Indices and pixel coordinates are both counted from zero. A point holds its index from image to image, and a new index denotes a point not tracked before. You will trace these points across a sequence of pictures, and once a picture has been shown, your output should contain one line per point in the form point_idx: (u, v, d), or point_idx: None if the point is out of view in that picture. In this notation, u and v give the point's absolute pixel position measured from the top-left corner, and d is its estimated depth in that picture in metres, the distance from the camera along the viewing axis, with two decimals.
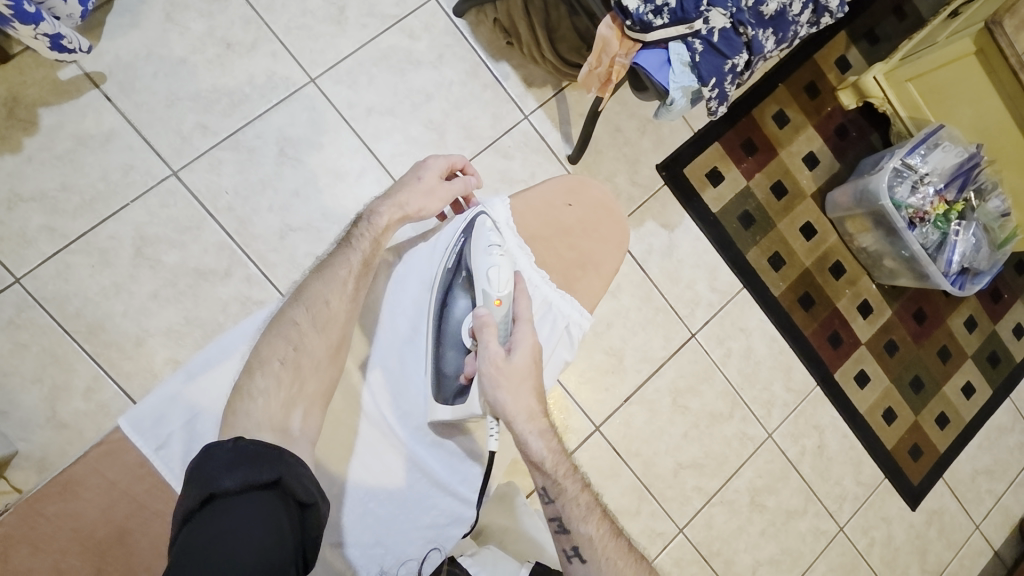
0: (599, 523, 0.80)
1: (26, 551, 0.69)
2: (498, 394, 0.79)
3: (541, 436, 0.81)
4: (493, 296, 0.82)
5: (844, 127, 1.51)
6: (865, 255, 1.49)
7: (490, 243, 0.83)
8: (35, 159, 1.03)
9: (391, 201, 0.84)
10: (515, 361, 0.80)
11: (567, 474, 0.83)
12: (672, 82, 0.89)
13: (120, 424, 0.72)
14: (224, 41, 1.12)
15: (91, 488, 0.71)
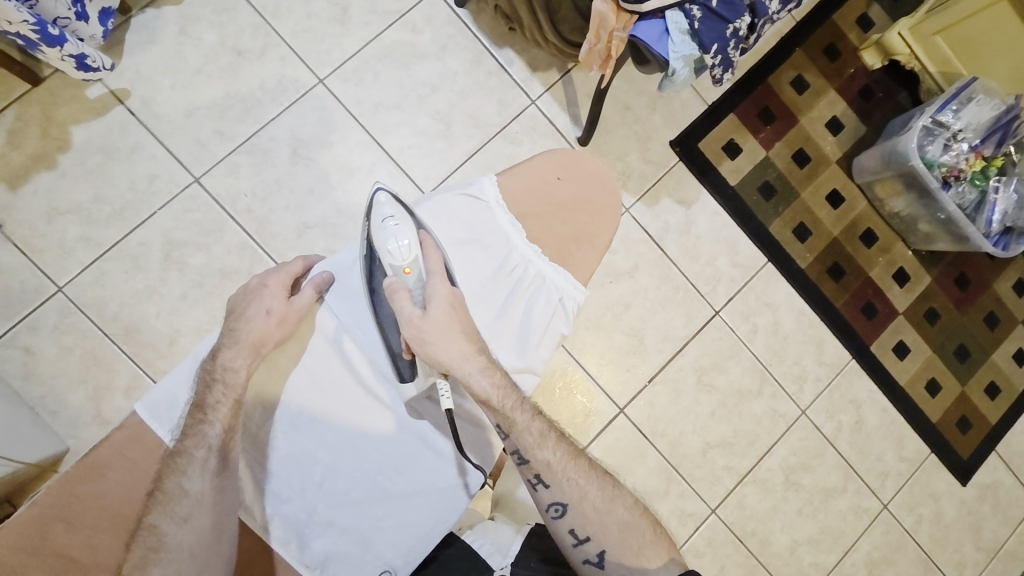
0: (554, 446, 0.79)
1: (62, 528, 0.73)
2: (430, 351, 0.78)
3: (483, 373, 0.79)
4: (401, 266, 0.80)
5: (868, 88, 1.45)
6: (898, 220, 1.42)
7: (385, 215, 0.82)
8: (69, 174, 1.09)
9: (232, 338, 0.78)
10: (432, 313, 0.78)
11: (516, 405, 0.80)
12: (672, 52, 0.86)
13: (137, 408, 0.77)
14: (235, 49, 1.16)
15: (117, 469, 0.75)
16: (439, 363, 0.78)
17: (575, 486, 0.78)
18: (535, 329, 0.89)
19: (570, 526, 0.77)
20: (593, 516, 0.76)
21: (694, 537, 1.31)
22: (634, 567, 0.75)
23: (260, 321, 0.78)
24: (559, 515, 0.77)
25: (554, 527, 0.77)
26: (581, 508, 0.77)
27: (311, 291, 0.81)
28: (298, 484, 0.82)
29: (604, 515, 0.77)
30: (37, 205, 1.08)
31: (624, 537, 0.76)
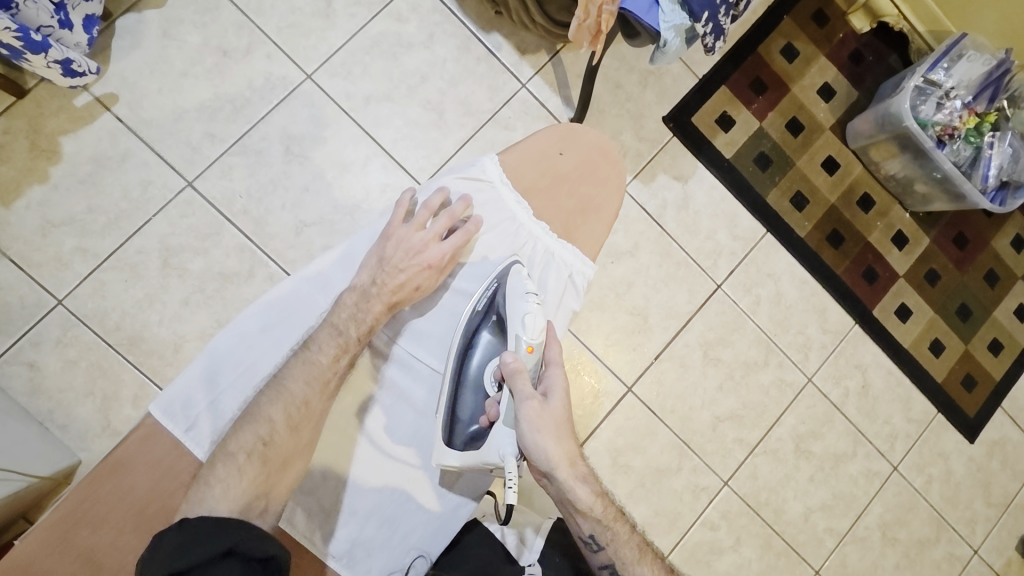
0: (651, 563, 0.80)
1: (88, 528, 0.75)
2: (543, 453, 0.75)
3: (585, 482, 0.77)
4: (524, 343, 0.81)
5: (859, 52, 1.44)
6: (894, 183, 1.42)
7: (526, 290, 0.84)
8: (62, 185, 1.08)
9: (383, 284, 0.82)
10: (552, 405, 0.78)
11: (615, 517, 0.80)
12: (663, 23, 0.83)
13: (151, 410, 0.78)
14: (220, 49, 1.14)
15: (137, 468, 0.77)
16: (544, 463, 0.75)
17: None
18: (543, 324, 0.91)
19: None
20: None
21: (708, 510, 1.32)
22: None
23: (415, 271, 0.83)
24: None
25: None
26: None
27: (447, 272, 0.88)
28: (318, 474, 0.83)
29: None
30: (31, 218, 1.07)
31: None
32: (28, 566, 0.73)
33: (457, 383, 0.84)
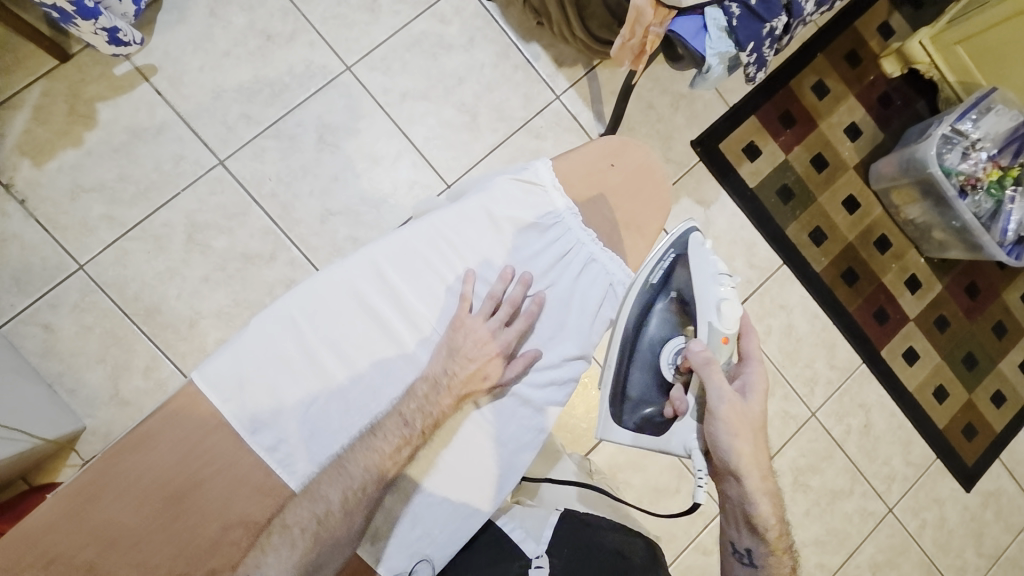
0: None
1: (111, 499, 0.72)
2: (727, 449, 0.76)
3: (767, 498, 0.77)
4: (721, 333, 0.82)
5: (887, 95, 1.46)
6: (912, 227, 1.43)
7: (718, 272, 0.84)
8: (95, 152, 1.09)
9: (452, 374, 0.81)
10: (751, 406, 0.78)
11: (782, 548, 0.78)
12: (709, 49, 0.84)
13: (194, 377, 0.74)
14: (264, 33, 1.16)
15: (166, 441, 0.73)
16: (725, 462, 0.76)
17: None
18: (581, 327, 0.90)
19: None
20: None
21: (702, 535, 1.32)
22: None
23: (473, 361, 0.82)
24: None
25: None
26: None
27: (518, 365, 0.85)
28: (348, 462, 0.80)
29: None
30: (61, 182, 1.08)
31: None
32: (44, 534, 0.69)
33: (626, 362, 0.85)
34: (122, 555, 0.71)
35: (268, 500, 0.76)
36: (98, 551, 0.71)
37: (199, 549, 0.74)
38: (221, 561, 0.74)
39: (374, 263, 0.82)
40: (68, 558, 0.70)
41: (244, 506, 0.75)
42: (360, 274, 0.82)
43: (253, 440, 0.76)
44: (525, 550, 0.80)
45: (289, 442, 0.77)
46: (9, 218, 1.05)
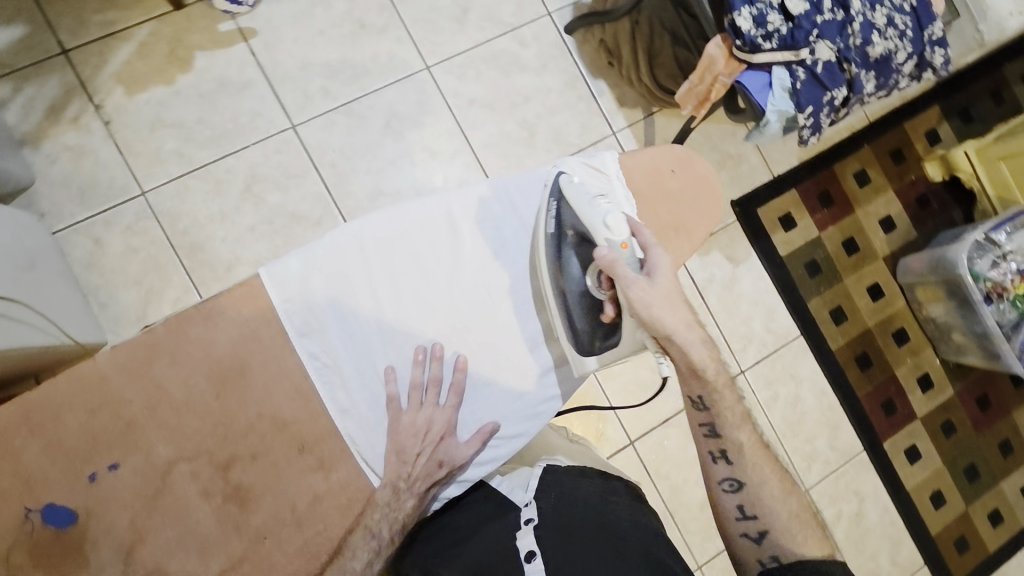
0: (750, 433, 0.78)
1: (167, 360, 0.72)
2: (657, 323, 0.73)
3: (702, 343, 0.76)
4: (616, 242, 0.74)
5: (925, 197, 1.51)
6: (932, 326, 1.45)
7: (594, 196, 0.77)
8: (183, 93, 1.17)
9: (409, 479, 0.75)
10: (659, 281, 0.74)
11: (725, 384, 0.79)
12: (770, 104, 0.89)
13: (260, 271, 0.76)
14: (359, 21, 1.25)
15: (228, 319, 0.74)
16: (660, 330, 0.74)
17: (775, 490, 0.76)
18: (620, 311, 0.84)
19: (774, 553, 0.74)
20: (796, 547, 0.73)
21: None
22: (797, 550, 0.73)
23: (428, 458, 0.76)
24: (754, 538, 0.75)
25: (722, 500, 0.78)
26: (783, 532, 0.74)
27: (476, 443, 0.79)
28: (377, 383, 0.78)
29: (778, 510, 0.75)
30: (145, 114, 1.15)
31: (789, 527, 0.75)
32: (103, 379, 0.70)
33: (564, 303, 0.79)
34: (162, 418, 0.71)
35: (302, 400, 0.75)
36: (145, 407, 0.71)
37: (234, 430, 0.73)
38: (246, 447, 0.73)
39: (444, 211, 0.82)
40: (115, 407, 0.70)
41: (277, 400, 0.75)
42: (429, 217, 0.82)
43: (299, 341, 0.76)
44: (514, 500, 0.79)
45: (325, 355, 0.76)
46: (90, 135, 1.13)
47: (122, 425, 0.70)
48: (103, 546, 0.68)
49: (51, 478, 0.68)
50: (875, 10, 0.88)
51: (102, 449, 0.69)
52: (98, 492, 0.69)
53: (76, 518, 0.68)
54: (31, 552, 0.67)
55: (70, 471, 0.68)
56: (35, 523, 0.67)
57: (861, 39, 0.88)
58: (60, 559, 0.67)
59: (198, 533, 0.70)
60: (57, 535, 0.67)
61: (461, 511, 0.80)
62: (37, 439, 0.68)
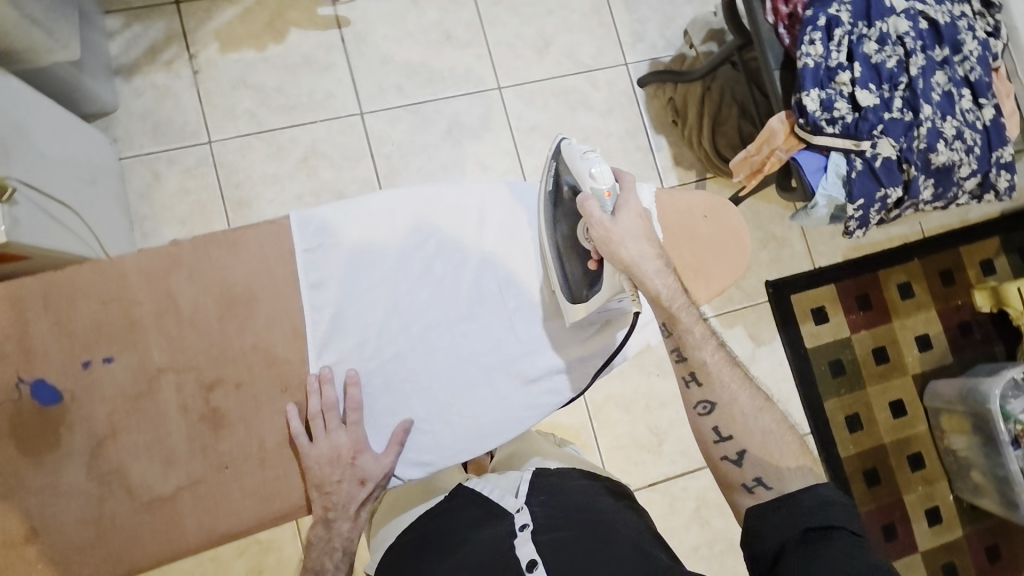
0: (715, 350, 0.73)
1: (184, 276, 0.73)
2: (616, 257, 0.70)
3: (661, 272, 0.71)
4: (601, 189, 0.73)
5: (968, 325, 1.46)
6: (951, 458, 1.38)
7: (583, 150, 0.77)
8: (270, 61, 1.24)
9: (338, 506, 0.73)
10: (625, 221, 0.71)
11: (684, 306, 0.73)
12: (821, 188, 0.89)
13: (290, 216, 0.76)
14: (447, 32, 1.31)
15: (251, 250, 0.75)
16: (620, 263, 0.71)
17: (749, 405, 0.71)
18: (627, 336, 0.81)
19: (758, 474, 0.68)
20: (775, 461, 0.68)
21: None
22: (777, 466, 0.68)
23: (351, 485, 0.74)
24: (735, 460, 0.70)
25: (697, 424, 0.73)
26: (760, 450, 0.69)
27: (393, 447, 0.75)
28: (373, 350, 0.77)
29: (753, 424, 0.70)
30: (231, 71, 1.23)
31: (767, 444, 0.69)
32: (122, 275, 0.71)
33: (558, 252, 0.79)
34: (165, 327, 0.71)
35: (299, 345, 0.75)
36: (148, 312, 0.71)
37: (227, 355, 0.73)
38: (234, 374, 0.73)
39: (476, 203, 0.82)
40: (126, 305, 0.71)
41: (273, 339, 0.74)
42: (461, 205, 0.82)
43: (311, 292, 0.75)
44: (503, 505, 0.77)
45: (329, 312, 0.76)
46: (178, 79, 1.21)
47: (126, 324, 0.71)
48: (78, 432, 0.69)
49: (51, 354, 0.68)
50: (946, 119, 0.87)
51: (102, 341, 0.70)
52: (89, 379, 0.69)
53: (61, 400, 0.68)
54: (12, 420, 0.67)
55: (68, 353, 0.69)
56: (23, 394, 0.67)
57: (926, 142, 0.86)
58: (35, 435, 0.68)
59: (167, 444, 0.71)
60: (41, 410, 0.68)
61: (448, 516, 0.79)
62: (47, 314, 0.69)
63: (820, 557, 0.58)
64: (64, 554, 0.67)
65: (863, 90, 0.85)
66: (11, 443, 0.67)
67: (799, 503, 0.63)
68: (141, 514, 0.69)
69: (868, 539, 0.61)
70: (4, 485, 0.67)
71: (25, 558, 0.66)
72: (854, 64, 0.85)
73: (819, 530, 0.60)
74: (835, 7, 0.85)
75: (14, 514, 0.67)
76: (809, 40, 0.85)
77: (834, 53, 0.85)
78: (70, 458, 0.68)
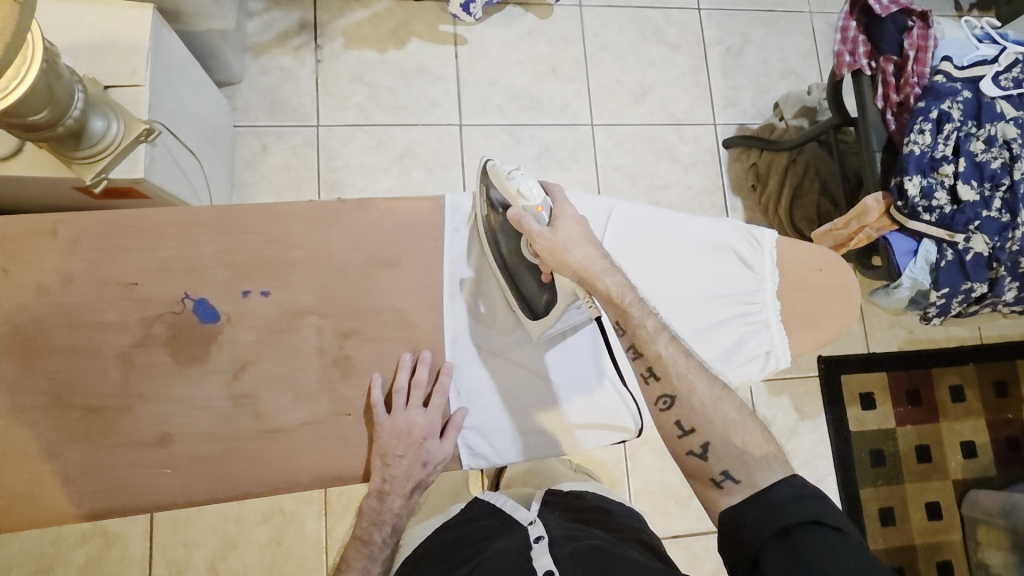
0: (671, 340, 0.69)
1: (343, 232, 0.77)
2: (563, 266, 0.70)
3: (612, 275, 0.70)
4: (534, 205, 0.73)
5: (1017, 441, 1.43)
6: (982, 573, 1.34)
7: (511, 169, 0.77)
8: (388, 63, 1.32)
9: (394, 481, 0.74)
10: (566, 232, 0.72)
11: (635, 302, 0.70)
12: (908, 271, 0.92)
13: (447, 196, 0.82)
14: (553, 67, 1.39)
15: (403, 220, 0.79)
16: (572, 271, 0.70)
17: (707, 394, 0.66)
18: (737, 372, 0.81)
19: (725, 467, 0.63)
20: (742, 448, 0.63)
21: None
22: (745, 454, 0.63)
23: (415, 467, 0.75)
24: (700, 454, 0.64)
25: (660, 423, 0.67)
26: (725, 440, 0.64)
27: (451, 433, 0.76)
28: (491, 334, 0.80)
29: (714, 413, 0.65)
30: (351, 67, 1.31)
31: (732, 433, 0.64)
32: (287, 220, 0.76)
33: (508, 270, 0.78)
34: (317, 274, 0.76)
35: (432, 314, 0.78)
36: (304, 256, 0.76)
37: (368, 310, 0.77)
38: (369, 328, 0.76)
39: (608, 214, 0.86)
40: (285, 247, 0.76)
41: (405, 303, 0.78)
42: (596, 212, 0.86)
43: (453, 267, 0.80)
44: (516, 516, 0.78)
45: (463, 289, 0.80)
46: (302, 65, 1.29)
47: (283, 263, 0.75)
48: (225, 352, 0.73)
49: (213, 277, 0.73)
50: None
51: (260, 274, 0.75)
52: (244, 307, 0.74)
53: (218, 320, 0.73)
54: (170, 330, 0.72)
55: (228, 280, 0.74)
56: (187, 308, 0.73)
57: (1019, 246, 0.88)
58: (190, 343, 0.73)
59: (297, 380, 0.74)
60: (197, 327, 0.73)
61: (473, 523, 0.79)
62: (217, 241, 0.74)
63: (808, 560, 0.54)
64: (188, 463, 0.71)
65: (964, 184, 0.88)
66: (164, 348, 0.72)
67: (774, 500, 0.59)
68: (263, 440, 0.73)
69: (853, 533, 0.57)
70: (148, 388, 0.72)
71: (155, 460, 0.71)
72: (958, 159, 0.88)
73: (799, 529, 0.56)
74: (947, 103, 0.89)
75: (152, 416, 0.71)
76: (918, 129, 0.89)
77: (941, 145, 0.89)
78: (212, 373, 0.73)
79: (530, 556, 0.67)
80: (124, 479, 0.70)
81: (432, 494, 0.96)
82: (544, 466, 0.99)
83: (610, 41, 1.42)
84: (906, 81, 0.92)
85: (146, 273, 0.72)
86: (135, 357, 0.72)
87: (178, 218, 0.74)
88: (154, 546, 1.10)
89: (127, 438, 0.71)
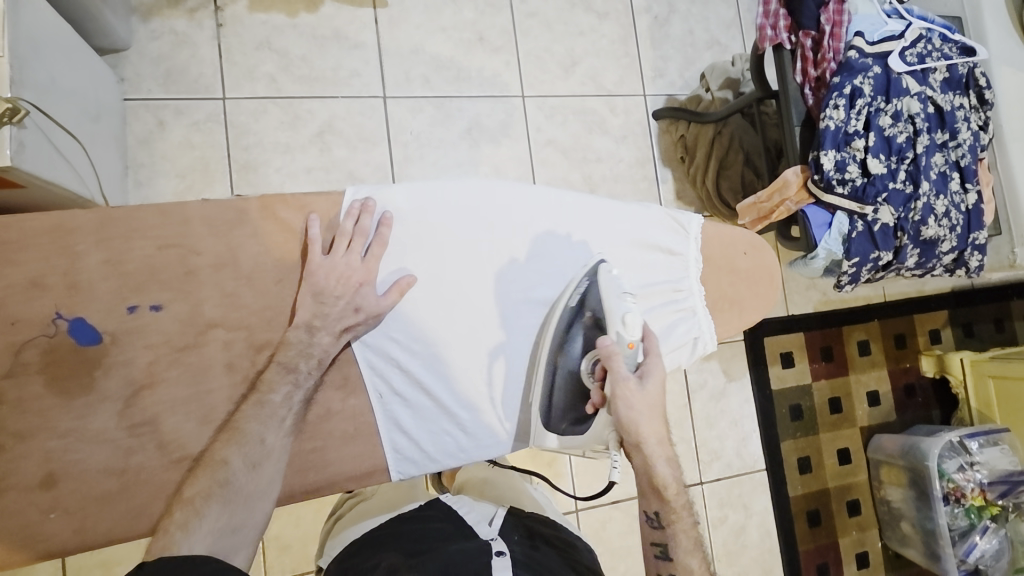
0: (698, 551, 0.73)
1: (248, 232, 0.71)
2: (632, 434, 0.72)
3: (666, 464, 0.74)
4: (626, 339, 0.74)
5: (912, 387, 1.58)
6: (885, 508, 1.48)
7: (623, 291, 0.77)
8: (298, 28, 1.21)
9: (326, 319, 0.71)
10: (647, 389, 0.74)
11: (677, 494, 0.74)
12: (823, 243, 0.97)
13: (347, 191, 0.75)
14: (479, 34, 1.33)
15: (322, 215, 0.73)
16: (633, 436, 0.73)
17: None
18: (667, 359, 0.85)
19: None
20: None
21: None
22: None
23: (342, 480, 0.75)
24: None
25: None
26: None
27: (394, 295, 0.74)
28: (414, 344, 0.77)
29: None
30: (257, 32, 1.19)
31: None
32: (184, 221, 0.69)
33: (550, 386, 0.77)
34: (222, 282, 0.70)
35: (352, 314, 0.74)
36: (208, 263, 0.70)
37: (283, 320, 0.72)
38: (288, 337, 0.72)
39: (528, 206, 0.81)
40: (184, 253, 0.69)
41: None
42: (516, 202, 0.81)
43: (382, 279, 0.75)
44: (477, 530, 0.74)
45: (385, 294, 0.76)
46: (199, 30, 1.16)
47: (182, 272, 0.69)
48: (114, 377, 0.67)
49: (97, 291, 0.66)
50: (938, 197, 0.97)
51: (153, 287, 0.68)
52: (135, 325, 0.67)
53: (101, 341, 0.66)
54: (46, 356, 0.65)
55: (114, 294, 0.66)
56: (60, 331, 0.65)
57: (920, 216, 0.95)
58: (68, 373, 0.65)
59: (207, 402, 0.69)
60: (78, 350, 0.65)
61: (426, 524, 0.74)
62: (100, 249, 0.66)
63: None
64: (79, 505, 0.65)
65: (874, 158, 0.93)
66: (38, 378, 0.64)
67: None
68: (169, 471, 0.68)
69: None
70: (23, 424, 0.64)
71: (39, 505, 0.64)
72: (869, 133, 0.92)
73: None
74: (860, 79, 0.92)
75: (31, 456, 0.64)
76: (833, 105, 0.92)
77: (853, 120, 0.92)
78: (103, 403, 0.66)
79: (490, 563, 0.65)
80: (14, 525, 0.64)
81: (384, 491, 0.89)
82: (498, 469, 0.96)
83: (538, 7, 1.37)
84: (823, 57, 0.95)
85: (7, 291, 0.63)
86: (6, 391, 0.63)
87: (51, 223, 0.65)
88: (69, 568, 1.01)
89: (5, 482, 0.63)
